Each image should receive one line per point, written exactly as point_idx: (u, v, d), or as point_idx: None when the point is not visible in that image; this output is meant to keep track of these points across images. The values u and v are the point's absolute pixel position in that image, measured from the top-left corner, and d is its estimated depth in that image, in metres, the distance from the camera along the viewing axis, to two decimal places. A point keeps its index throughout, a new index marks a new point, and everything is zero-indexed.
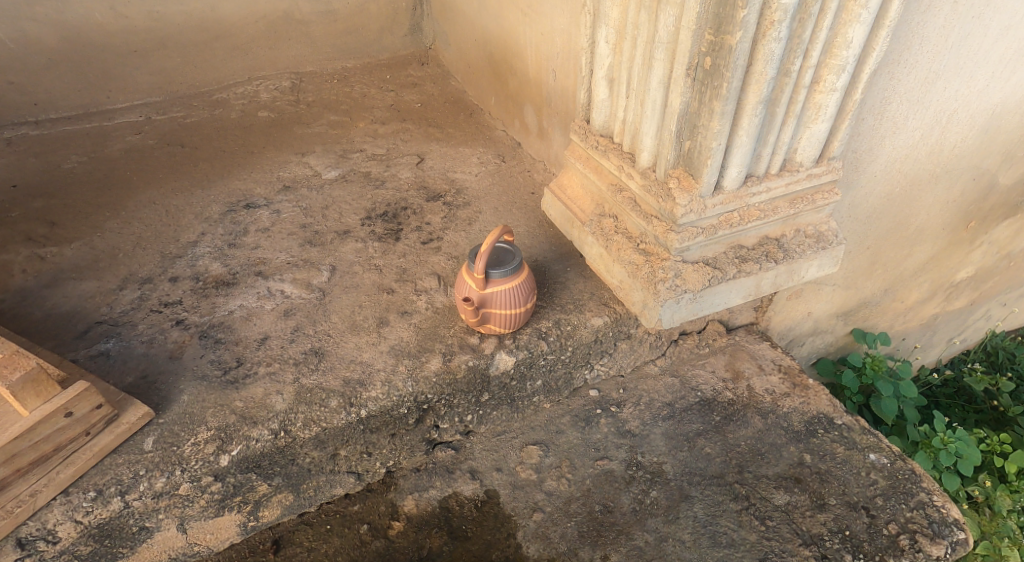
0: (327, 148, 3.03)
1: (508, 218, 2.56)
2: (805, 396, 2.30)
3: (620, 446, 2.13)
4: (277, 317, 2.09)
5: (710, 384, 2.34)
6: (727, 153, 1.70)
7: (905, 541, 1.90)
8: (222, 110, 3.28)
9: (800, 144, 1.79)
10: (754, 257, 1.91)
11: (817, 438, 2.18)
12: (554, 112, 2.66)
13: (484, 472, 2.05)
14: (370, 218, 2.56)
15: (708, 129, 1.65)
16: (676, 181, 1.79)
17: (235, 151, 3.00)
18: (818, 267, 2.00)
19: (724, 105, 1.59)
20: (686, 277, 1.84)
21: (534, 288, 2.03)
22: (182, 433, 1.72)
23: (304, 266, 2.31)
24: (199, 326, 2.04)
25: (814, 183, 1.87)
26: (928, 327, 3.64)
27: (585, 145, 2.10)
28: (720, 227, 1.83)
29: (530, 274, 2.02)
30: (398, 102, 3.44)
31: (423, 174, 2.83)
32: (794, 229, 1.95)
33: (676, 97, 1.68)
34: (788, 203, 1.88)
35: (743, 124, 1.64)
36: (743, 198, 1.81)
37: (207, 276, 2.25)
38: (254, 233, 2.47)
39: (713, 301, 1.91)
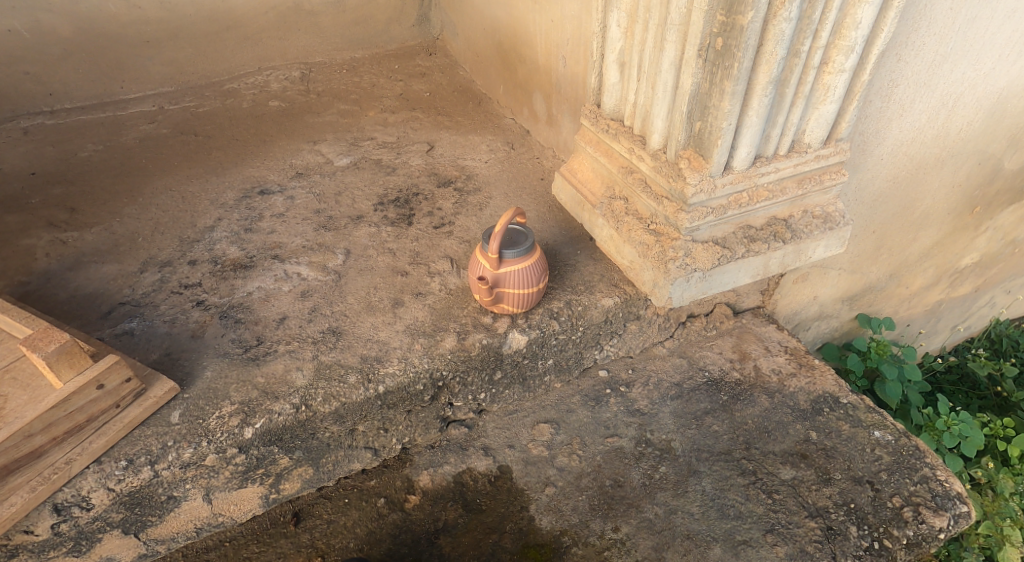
0: (338, 137, 3.07)
1: (519, 203, 2.60)
2: (811, 376, 2.36)
3: (630, 424, 2.19)
4: (295, 298, 2.14)
5: (718, 364, 2.40)
6: (737, 133, 1.74)
7: (908, 513, 1.95)
8: (233, 100, 3.33)
9: (809, 126, 1.83)
10: (763, 237, 1.95)
11: (823, 416, 2.23)
12: (563, 99, 2.70)
13: (497, 449, 2.11)
14: (383, 204, 2.61)
15: (719, 110, 1.70)
16: (686, 162, 1.83)
17: (247, 139, 3.05)
18: (825, 247, 2.04)
19: (735, 85, 1.63)
20: (696, 256, 1.89)
21: (547, 269, 2.07)
22: (207, 407, 1.77)
23: (319, 250, 2.35)
24: (219, 307, 2.09)
25: (821, 163, 1.92)
26: (933, 313, 3.69)
27: (596, 128, 2.15)
28: (729, 206, 1.87)
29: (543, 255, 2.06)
30: (407, 92, 3.48)
31: (434, 162, 2.87)
32: (802, 210, 1.99)
33: (688, 78, 1.72)
34: (796, 184, 1.93)
35: (753, 105, 1.69)
36: (752, 178, 1.85)
37: (225, 259, 2.31)
38: (269, 218, 2.52)
39: (722, 280, 1.96)
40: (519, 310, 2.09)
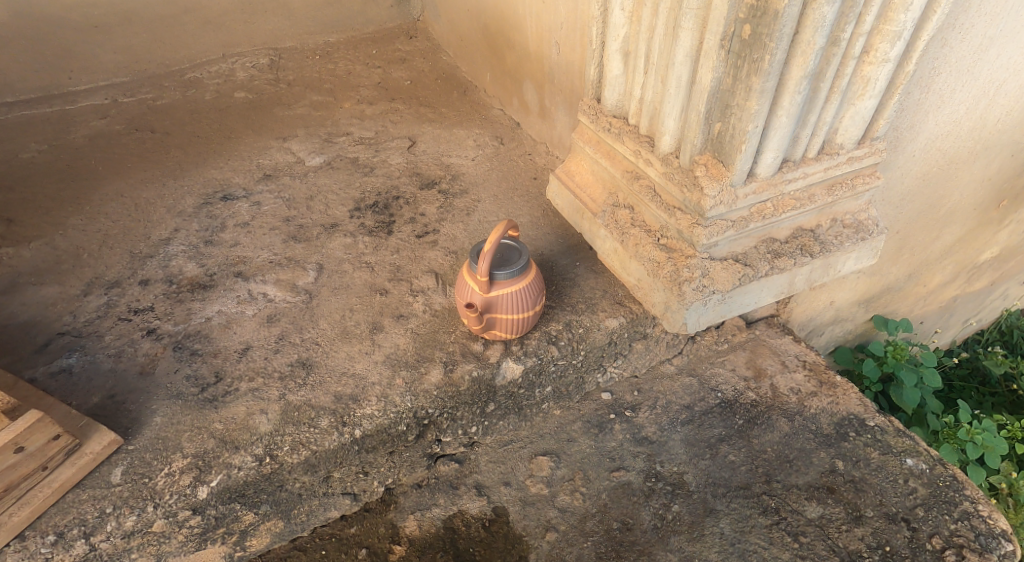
0: (310, 132, 2.80)
1: (511, 208, 2.36)
2: (833, 396, 2.17)
3: (638, 455, 2.01)
4: (260, 323, 1.90)
5: (731, 384, 2.21)
6: (763, 136, 1.49)
7: (951, 557, 1.75)
8: (194, 91, 3.04)
9: (843, 124, 1.59)
10: (788, 251, 1.71)
11: (849, 442, 2.03)
12: (557, 90, 2.45)
13: (491, 488, 1.91)
14: (359, 209, 2.35)
15: (744, 109, 1.43)
16: (703, 169, 1.57)
17: (210, 136, 2.77)
18: (856, 260, 1.81)
19: (764, 81, 1.37)
20: (714, 276, 1.64)
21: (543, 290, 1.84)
22: (155, 462, 1.54)
23: (288, 265, 2.10)
24: (173, 336, 1.84)
25: (854, 166, 1.68)
26: (946, 309, 3.51)
27: (596, 127, 1.91)
28: (751, 218, 1.63)
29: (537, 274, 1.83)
30: (386, 80, 3.21)
31: (415, 159, 2.62)
32: (830, 219, 1.76)
33: (707, 72, 1.45)
34: (825, 190, 1.69)
35: (784, 103, 1.43)
36: (778, 186, 1.61)
37: (181, 278, 2.05)
38: (233, 228, 2.26)
39: (743, 300, 1.71)
40: (511, 337, 1.85)
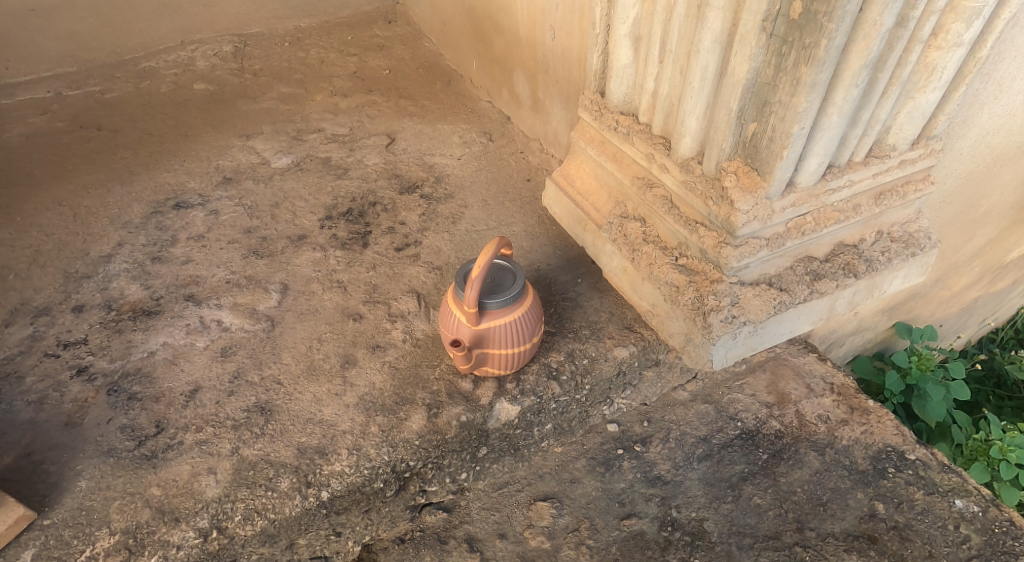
0: (277, 129, 2.51)
1: (502, 214, 2.09)
2: (866, 424, 1.93)
3: (651, 499, 1.78)
4: (212, 358, 1.63)
5: (752, 412, 1.96)
6: (808, 139, 1.22)
7: None
8: (149, 83, 2.74)
9: (898, 122, 1.33)
10: (829, 271, 1.45)
11: (888, 480, 1.80)
12: (553, 81, 2.18)
13: (485, 541, 1.67)
14: (331, 218, 2.08)
15: (789, 108, 1.16)
16: (733, 178, 1.31)
17: (164, 133, 2.47)
18: (903, 278, 1.55)
19: (817, 73, 1.10)
20: (745, 305, 1.39)
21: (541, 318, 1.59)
22: (75, 542, 1.29)
23: (247, 286, 1.83)
24: (107, 377, 1.57)
25: (907, 171, 1.42)
26: (966, 311, 3.28)
27: (600, 125, 1.64)
28: (788, 235, 1.37)
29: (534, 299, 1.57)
30: (363, 69, 2.92)
31: (395, 159, 2.34)
32: (875, 231, 1.50)
33: (743, 61, 1.18)
34: (872, 199, 1.43)
35: (836, 100, 1.16)
36: (821, 197, 1.35)
37: (122, 303, 1.77)
38: (185, 242, 1.98)
39: (777, 330, 1.45)
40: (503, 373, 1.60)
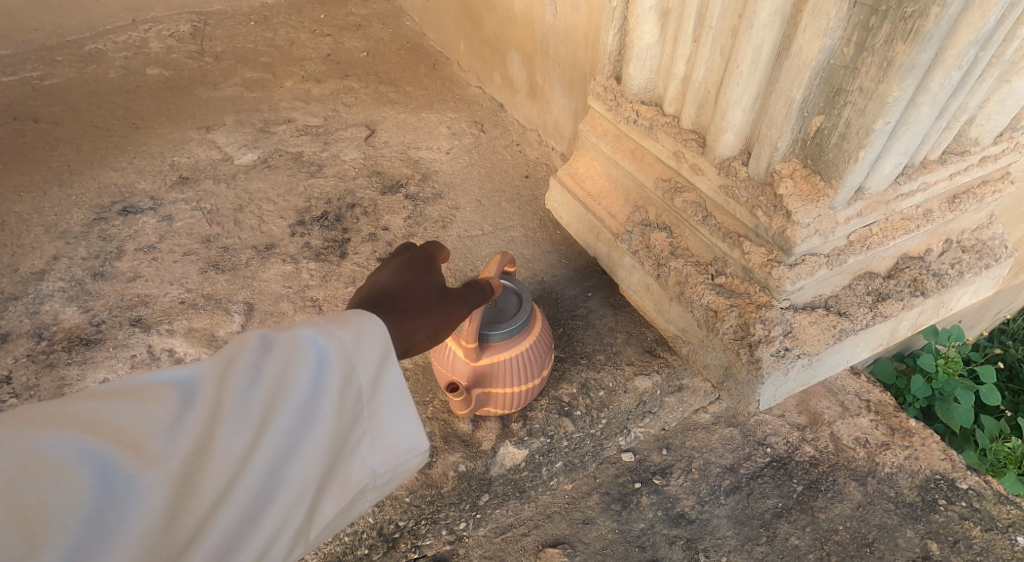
0: (240, 120, 2.33)
1: (497, 216, 1.96)
2: (910, 447, 1.73)
3: (675, 543, 1.57)
4: None
5: (782, 435, 1.75)
6: (890, 136, 0.99)
7: None
8: (93, 68, 2.54)
9: (986, 112, 1.10)
10: (894, 290, 1.23)
11: (939, 514, 1.61)
12: (554, 63, 1.94)
13: None
14: (303, 224, 1.96)
15: (873, 97, 0.93)
16: (790, 184, 1.07)
17: (111, 125, 2.30)
18: (972, 293, 1.33)
19: (919, 52, 0.86)
20: (800, 334, 1.17)
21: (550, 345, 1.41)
22: None
23: (206, 307, 1.74)
24: None
25: (986, 169, 1.20)
26: (985, 305, 3.11)
27: (615, 117, 1.40)
28: (851, 250, 1.14)
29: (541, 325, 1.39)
30: (338, 51, 2.69)
31: (375, 153, 2.19)
32: (943, 240, 1.28)
33: (813, 39, 0.94)
34: (944, 203, 1.21)
35: (932, 87, 0.92)
36: (891, 204, 1.12)
37: (56, 329, 1.70)
38: (132, 254, 1.88)
39: (833, 361, 1.23)
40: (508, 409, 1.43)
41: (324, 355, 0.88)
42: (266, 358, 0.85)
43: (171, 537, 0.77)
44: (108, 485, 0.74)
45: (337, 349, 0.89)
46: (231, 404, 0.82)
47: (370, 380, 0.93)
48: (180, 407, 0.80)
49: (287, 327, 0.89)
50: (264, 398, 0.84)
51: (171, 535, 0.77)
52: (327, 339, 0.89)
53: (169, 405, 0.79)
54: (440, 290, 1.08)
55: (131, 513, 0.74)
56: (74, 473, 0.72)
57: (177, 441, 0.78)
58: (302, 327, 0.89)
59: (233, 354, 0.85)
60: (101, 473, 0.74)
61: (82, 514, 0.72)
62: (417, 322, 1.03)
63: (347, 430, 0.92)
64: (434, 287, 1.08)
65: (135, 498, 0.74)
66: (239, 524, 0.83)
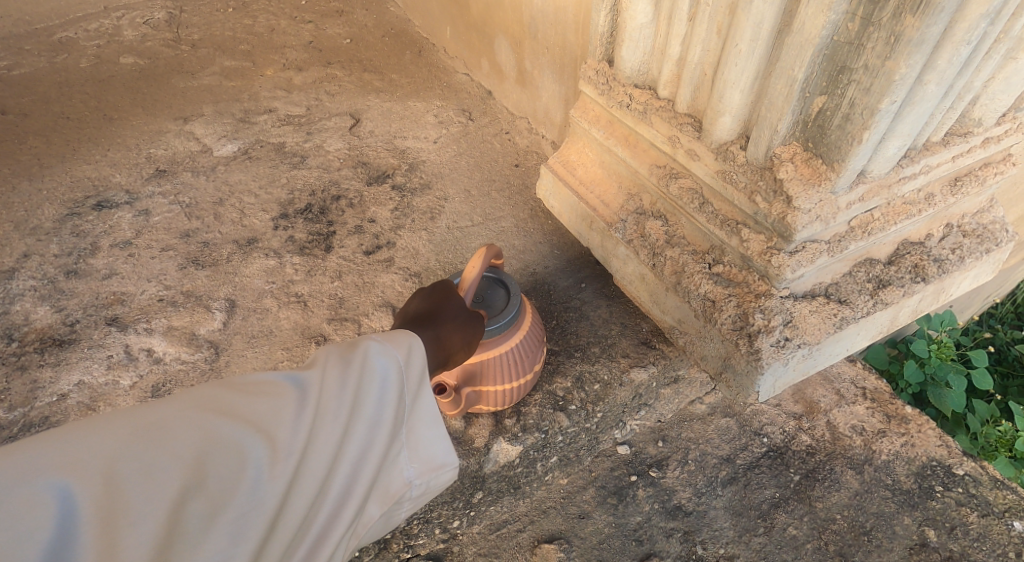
0: (219, 110, 2.27)
1: (486, 206, 1.93)
2: (907, 434, 1.71)
3: (672, 536, 1.54)
4: (140, 398, 1.50)
5: (779, 425, 1.73)
6: (896, 116, 0.95)
7: None
8: (65, 57, 2.52)
9: (992, 91, 1.06)
10: (895, 277, 1.20)
11: (936, 501, 1.59)
12: (543, 48, 1.89)
13: None
14: (286, 216, 1.91)
15: (879, 74, 0.89)
16: (791, 167, 1.04)
17: (83, 115, 2.25)
18: (972, 278, 1.31)
19: (928, 25, 0.83)
20: (800, 323, 1.14)
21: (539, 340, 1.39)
22: None
23: (185, 304, 1.69)
24: (6, 428, 1.44)
25: (989, 151, 1.17)
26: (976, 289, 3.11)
27: (608, 101, 1.36)
28: (852, 237, 1.11)
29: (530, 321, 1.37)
30: (320, 38, 2.63)
31: (360, 143, 2.13)
32: (944, 224, 1.25)
33: (816, 14, 0.90)
34: (947, 186, 1.18)
35: (941, 63, 0.89)
36: (893, 188, 1.09)
37: (28, 330, 1.64)
38: (107, 250, 1.82)
39: (833, 350, 1.21)
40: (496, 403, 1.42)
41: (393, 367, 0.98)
42: (354, 368, 0.94)
43: (287, 519, 0.85)
44: (253, 471, 0.82)
45: (400, 365, 0.99)
46: (333, 407, 0.90)
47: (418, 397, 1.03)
48: (295, 406, 0.88)
49: (357, 344, 0.98)
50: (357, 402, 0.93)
51: (290, 518, 0.85)
52: (389, 355, 0.98)
53: (287, 402, 0.88)
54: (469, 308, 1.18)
55: (267, 493, 0.82)
56: (222, 458, 0.81)
57: (298, 433, 0.86)
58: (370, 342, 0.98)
59: (323, 362, 0.94)
60: (245, 457, 0.82)
61: (227, 495, 0.80)
62: (454, 330, 1.13)
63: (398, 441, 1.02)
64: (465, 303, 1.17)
65: (271, 480, 0.82)
66: (331, 517, 0.91)
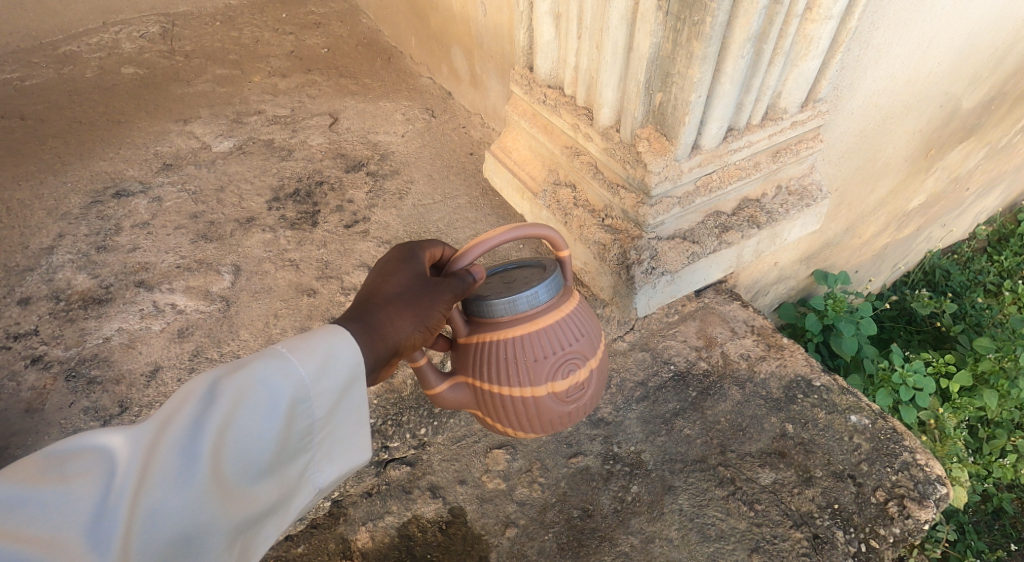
0: (215, 112, 2.66)
1: (446, 187, 2.35)
2: (781, 358, 2.17)
3: (595, 439, 1.98)
4: (169, 339, 1.89)
5: (683, 355, 2.18)
6: (707, 106, 1.40)
7: (893, 509, 1.81)
8: (71, 68, 2.88)
9: (787, 87, 1.52)
10: (735, 224, 1.65)
11: (797, 405, 2.05)
12: (488, 56, 2.32)
13: (447, 488, 1.88)
14: (278, 199, 2.31)
15: (686, 78, 1.34)
16: (646, 143, 1.48)
17: (94, 121, 2.62)
18: (801, 226, 1.77)
19: (706, 47, 1.28)
20: (663, 258, 1.58)
21: (570, 364, 1.48)
22: None
23: (199, 269, 2.08)
24: (63, 364, 1.83)
25: (798, 131, 1.62)
26: (879, 257, 3.61)
27: (530, 98, 1.79)
28: (697, 193, 1.55)
29: (569, 334, 1.49)
30: (300, 47, 3.04)
31: (339, 138, 2.54)
32: (775, 186, 1.71)
33: (646, 38, 1.35)
34: (770, 157, 1.63)
35: (727, 70, 1.34)
36: (723, 157, 1.53)
37: (70, 293, 2.02)
38: (129, 229, 2.21)
39: (692, 278, 1.66)
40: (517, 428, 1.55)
41: (264, 399, 1.13)
42: (212, 411, 1.08)
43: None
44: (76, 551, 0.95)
45: (278, 391, 1.14)
46: (199, 435, 1.07)
47: (325, 406, 1.19)
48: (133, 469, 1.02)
49: (233, 375, 1.12)
50: (229, 424, 1.09)
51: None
52: (266, 384, 1.13)
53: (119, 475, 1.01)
54: (419, 276, 1.35)
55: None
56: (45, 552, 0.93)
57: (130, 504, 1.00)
58: (259, 363, 1.13)
59: (175, 412, 1.07)
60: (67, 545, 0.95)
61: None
62: (396, 310, 1.31)
63: (291, 449, 1.19)
64: (404, 282, 1.34)
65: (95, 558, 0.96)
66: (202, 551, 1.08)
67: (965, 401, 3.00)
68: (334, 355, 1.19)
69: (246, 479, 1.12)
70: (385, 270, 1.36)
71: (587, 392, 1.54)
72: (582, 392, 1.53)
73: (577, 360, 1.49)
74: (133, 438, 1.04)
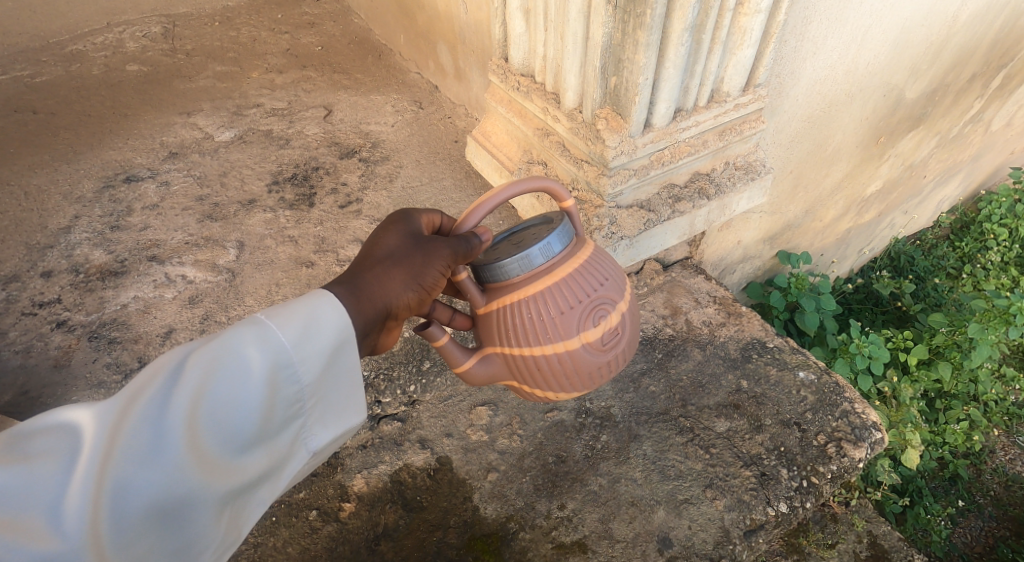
0: (217, 106, 2.86)
1: (433, 171, 2.56)
2: (739, 324, 2.39)
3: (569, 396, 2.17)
4: (181, 305, 2.09)
5: (651, 322, 2.39)
6: (654, 88, 1.63)
7: (832, 449, 2.03)
8: (79, 66, 3.07)
9: (727, 73, 1.75)
10: (687, 195, 1.87)
11: (752, 363, 2.27)
12: (469, 51, 2.54)
13: (434, 440, 2.07)
14: (277, 183, 2.51)
15: (634, 63, 1.56)
16: (604, 122, 1.70)
17: (102, 114, 2.81)
18: (748, 199, 2.01)
19: (648, 36, 1.50)
20: (622, 224, 1.79)
21: (598, 311, 1.54)
22: None
23: (206, 245, 2.28)
24: (84, 328, 2.03)
25: (741, 112, 1.83)
26: (843, 241, 3.84)
27: (506, 86, 2.00)
28: (652, 166, 1.77)
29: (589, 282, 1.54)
30: (295, 46, 3.24)
31: (333, 128, 2.74)
32: (724, 162, 1.93)
33: (599, 29, 1.57)
34: (717, 135, 1.84)
35: (669, 56, 1.56)
36: (673, 134, 1.74)
37: (88, 266, 2.21)
38: (140, 211, 2.40)
39: (649, 244, 1.89)
40: (559, 387, 1.61)
41: (235, 367, 1.15)
42: (182, 381, 1.11)
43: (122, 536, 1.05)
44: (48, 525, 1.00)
45: (249, 357, 1.16)
46: (172, 405, 1.10)
47: (308, 370, 1.23)
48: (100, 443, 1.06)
49: (205, 346, 1.15)
50: (205, 393, 1.12)
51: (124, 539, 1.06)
52: (236, 352, 1.16)
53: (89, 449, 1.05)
54: (414, 238, 1.44)
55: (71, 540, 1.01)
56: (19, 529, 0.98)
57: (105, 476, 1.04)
58: (234, 333, 1.17)
59: (146, 386, 1.11)
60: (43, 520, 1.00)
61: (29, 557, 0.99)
62: (389, 271, 1.40)
63: (276, 415, 1.22)
64: (395, 245, 1.43)
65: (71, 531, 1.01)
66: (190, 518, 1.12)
67: (922, 373, 3.11)
68: (319, 319, 1.24)
69: (231, 447, 1.16)
70: (380, 234, 1.45)
71: (624, 338, 1.59)
72: (620, 336, 1.58)
73: (605, 306, 1.55)
74: (99, 414, 1.08)
